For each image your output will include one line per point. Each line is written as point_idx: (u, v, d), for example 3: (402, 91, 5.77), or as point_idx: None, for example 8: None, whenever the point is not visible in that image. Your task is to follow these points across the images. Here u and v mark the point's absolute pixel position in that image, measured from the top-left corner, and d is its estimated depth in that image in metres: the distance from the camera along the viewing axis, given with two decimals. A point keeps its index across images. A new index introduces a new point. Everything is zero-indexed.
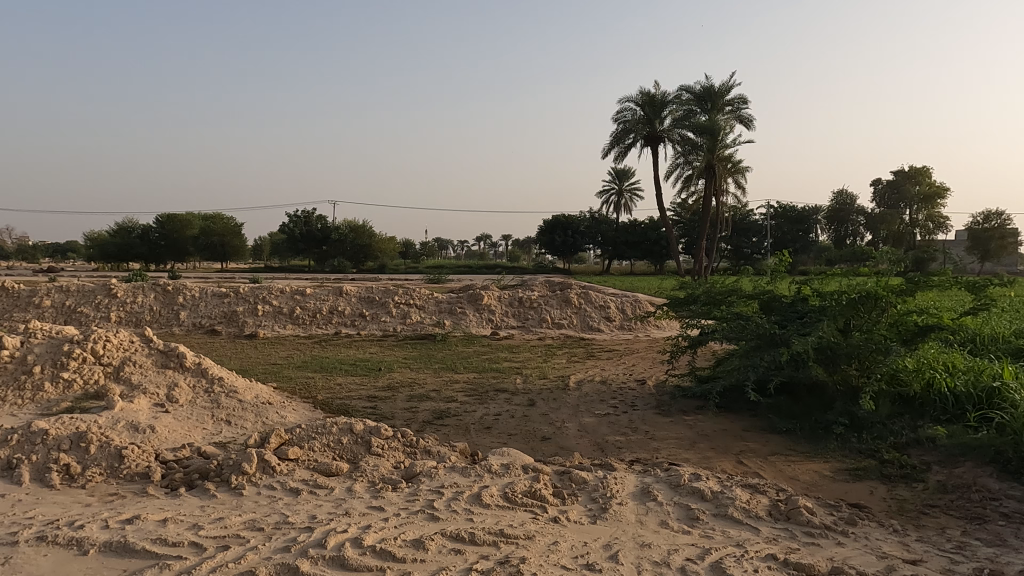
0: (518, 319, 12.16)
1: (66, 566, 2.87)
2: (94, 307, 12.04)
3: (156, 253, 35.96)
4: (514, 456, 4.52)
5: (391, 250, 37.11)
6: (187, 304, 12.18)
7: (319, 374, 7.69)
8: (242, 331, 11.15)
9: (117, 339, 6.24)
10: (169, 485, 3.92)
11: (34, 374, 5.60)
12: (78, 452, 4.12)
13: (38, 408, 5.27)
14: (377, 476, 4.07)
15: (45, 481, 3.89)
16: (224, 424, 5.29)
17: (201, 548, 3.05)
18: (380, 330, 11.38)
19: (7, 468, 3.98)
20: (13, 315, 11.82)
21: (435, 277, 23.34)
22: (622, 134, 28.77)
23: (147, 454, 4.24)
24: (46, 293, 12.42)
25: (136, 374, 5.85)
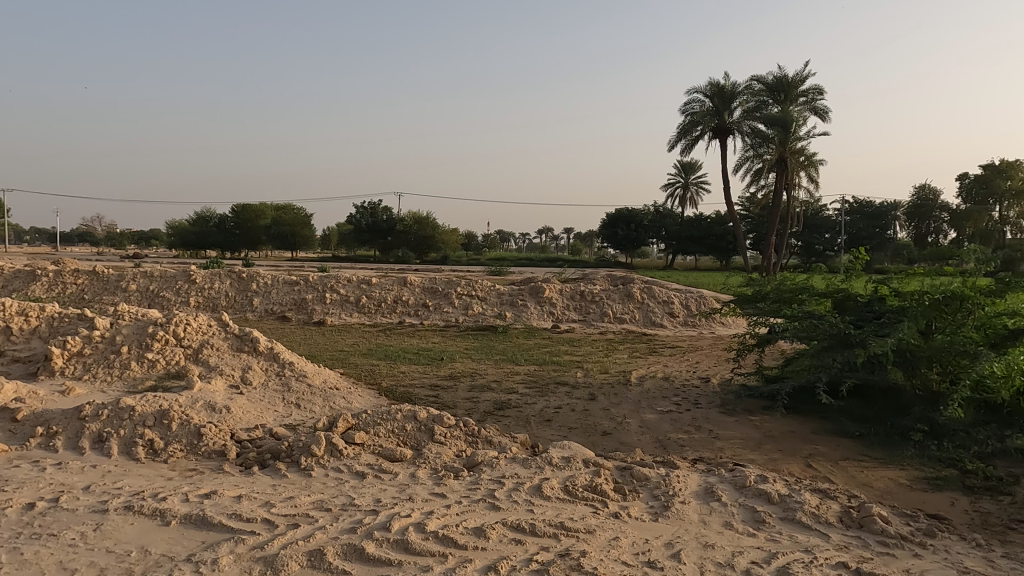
0: (579, 313, 12.11)
1: (150, 535, 3.05)
2: (175, 292, 12.66)
3: (231, 241, 37.47)
4: (575, 449, 4.51)
5: (455, 241, 37.35)
6: (260, 291, 12.66)
7: (384, 362, 7.85)
8: (311, 318, 11.52)
9: (197, 323, 6.55)
10: (244, 464, 4.11)
11: (122, 354, 5.95)
12: (161, 428, 4.36)
13: (125, 386, 5.59)
14: (440, 463, 4.14)
15: (132, 454, 4.13)
16: (294, 407, 5.48)
17: (273, 524, 3.18)
18: (443, 321, 11.53)
19: (98, 441, 4.25)
20: (103, 298, 12.56)
21: (499, 269, 23.40)
22: (689, 126, 28.19)
23: (224, 433, 4.44)
24: (132, 278, 13.13)
25: (213, 357, 6.14)
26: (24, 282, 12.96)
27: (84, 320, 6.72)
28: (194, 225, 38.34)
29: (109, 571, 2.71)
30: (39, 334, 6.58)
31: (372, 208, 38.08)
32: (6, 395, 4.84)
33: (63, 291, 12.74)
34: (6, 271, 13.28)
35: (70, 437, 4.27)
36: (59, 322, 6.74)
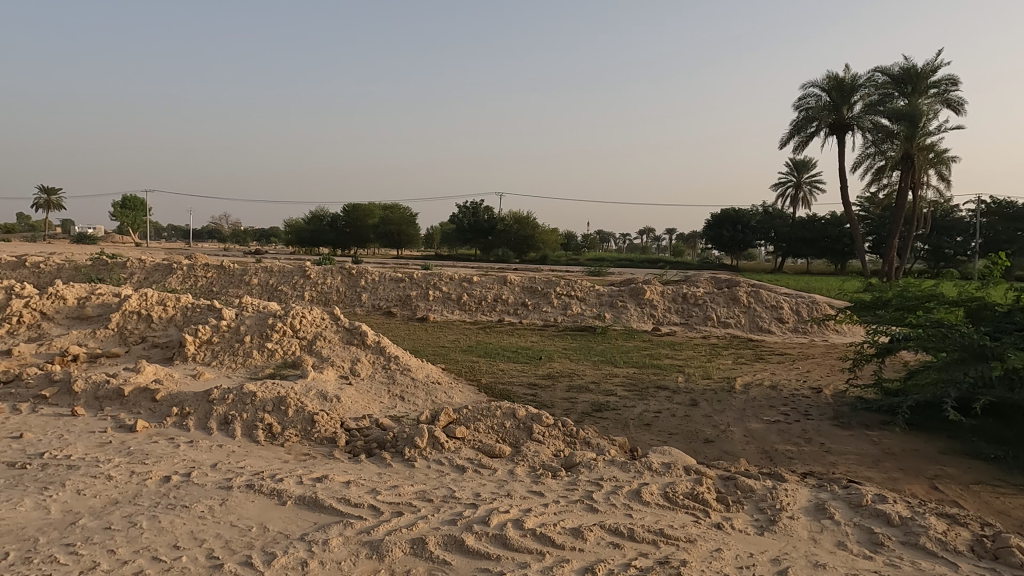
0: (681, 316, 11.80)
1: (269, 513, 3.27)
2: (292, 287, 13.47)
3: (342, 239, 39.35)
4: (676, 455, 4.40)
5: (555, 241, 37.35)
6: (368, 287, 13.23)
7: (484, 359, 8.00)
8: (415, 314, 11.92)
9: (311, 315, 6.94)
10: (353, 451, 4.31)
11: (245, 342, 6.41)
12: (279, 413, 4.66)
13: (247, 373, 6.01)
14: (538, 462, 4.17)
15: (253, 437, 4.44)
16: (398, 399, 5.69)
17: (379, 511, 3.32)
18: (541, 320, 11.59)
19: (224, 422, 4.60)
20: (229, 291, 13.56)
21: (599, 270, 23.17)
22: (803, 122, 26.76)
23: (335, 421, 4.68)
24: (254, 272, 14.08)
25: (326, 348, 6.49)
26: (162, 274, 14.22)
27: (213, 310, 7.29)
28: (309, 224, 40.66)
29: (233, 543, 2.93)
30: (175, 322, 7.20)
31: (474, 208, 38.86)
32: (148, 376, 5.34)
33: (195, 283, 13.86)
34: (148, 264, 14.62)
35: (200, 417, 4.65)
36: (191, 311, 7.35)
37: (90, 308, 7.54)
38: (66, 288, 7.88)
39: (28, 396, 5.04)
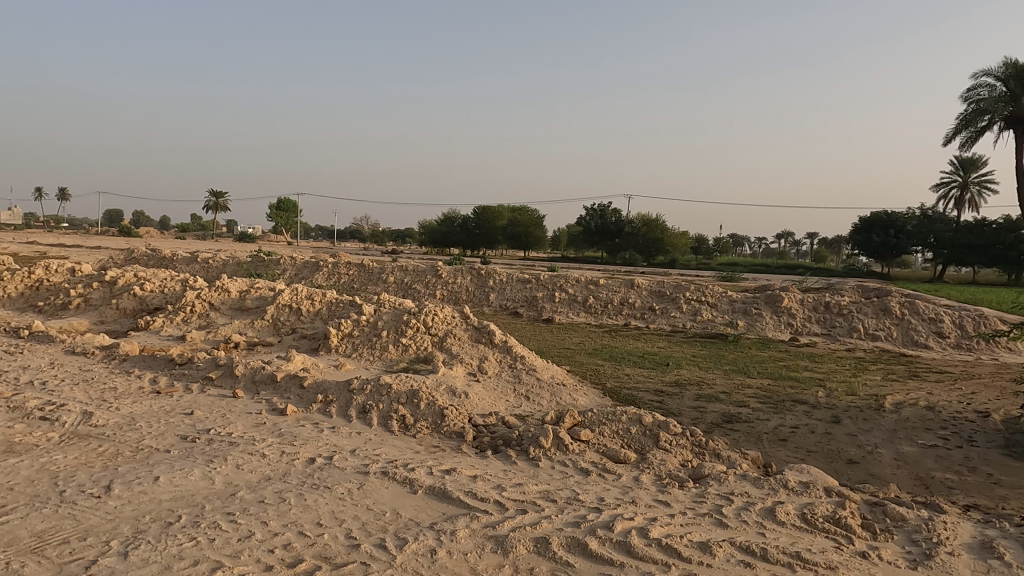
0: (822, 326, 11.04)
1: (401, 500, 3.43)
2: (424, 285, 14.06)
3: (472, 240, 40.50)
4: (815, 474, 4.12)
5: (685, 244, 36.12)
6: (496, 287, 13.54)
7: (609, 363, 7.91)
8: (541, 315, 12.03)
9: (443, 313, 7.20)
10: (479, 447, 4.43)
11: (382, 337, 6.78)
12: (412, 406, 4.89)
13: (383, 366, 6.36)
14: (664, 471, 4.06)
15: (388, 426, 4.69)
16: (524, 399, 5.77)
17: (504, 507, 3.38)
18: (669, 325, 11.29)
19: (362, 411, 4.89)
20: (368, 288, 14.41)
21: (731, 275, 22.18)
22: (972, 115, 24.05)
23: (463, 416, 4.83)
24: (391, 271, 14.84)
25: (455, 345, 6.72)
26: (310, 271, 15.37)
27: (354, 306, 7.78)
28: (441, 225, 42.21)
29: (368, 525, 3.11)
30: (320, 315, 7.76)
31: (602, 210, 38.62)
32: (297, 365, 5.80)
33: (338, 280, 14.86)
34: (298, 261, 15.86)
35: (342, 405, 4.98)
36: (335, 306, 7.89)
37: (249, 300, 8.32)
38: (230, 282, 8.74)
39: (199, 377, 5.64)
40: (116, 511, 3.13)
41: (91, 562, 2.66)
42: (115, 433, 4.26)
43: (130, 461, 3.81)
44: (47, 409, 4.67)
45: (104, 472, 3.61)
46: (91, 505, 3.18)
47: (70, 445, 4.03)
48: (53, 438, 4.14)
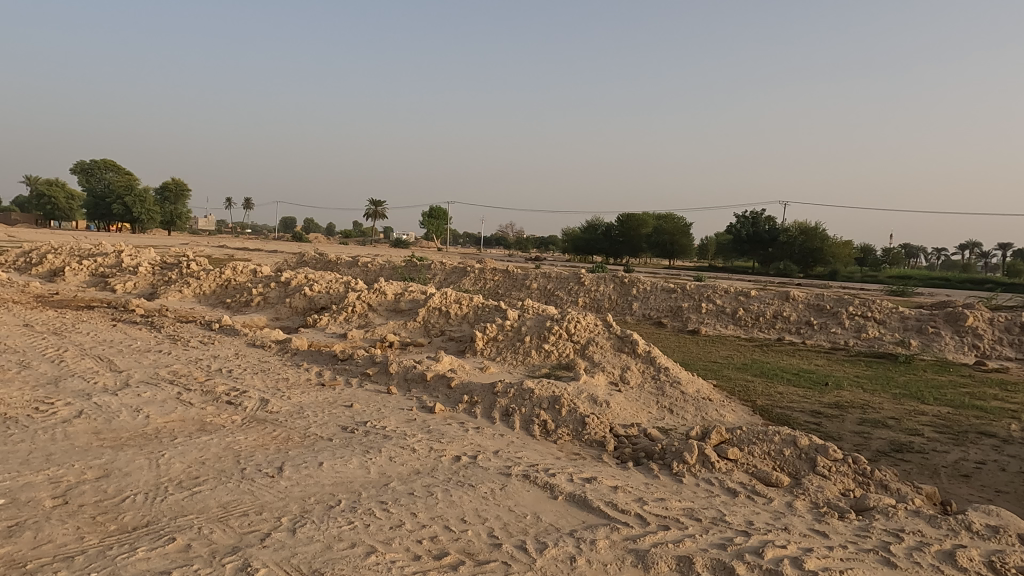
0: (1017, 350, 9.69)
1: (542, 504, 3.47)
2: (567, 292, 14.14)
3: (615, 248, 40.05)
4: (1005, 518, 3.63)
5: (848, 254, 33.28)
6: (639, 296, 13.31)
7: (759, 379, 7.47)
8: (685, 326, 11.66)
9: (585, 321, 7.20)
10: (620, 458, 4.37)
11: (525, 342, 6.91)
12: (553, 411, 4.93)
13: (526, 370, 6.47)
14: (822, 499, 3.77)
15: (530, 430, 4.76)
16: (667, 412, 5.61)
17: (645, 521, 3.31)
18: (829, 342, 10.47)
19: (505, 414, 5.01)
20: (512, 294, 14.75)
21: (903, 290, 20.11)
22: None
23: (605, 425, 4.79)
24: (534, 277, 15.08)
25: (597, 353, 6.68)
26: (458, 276, 16.02)
27: (499, 310, 7.99)
28: (585, 232, 42.30)
29: (510, 526, 3.18)
30: (467, 319, 8.06)
31: (754, 218, 36.74)
32: (445, 365, 6.07)
33: (484, 285, 15.36)
34: (447, 266, 16.60)
35: (486, 406, 5.13)
36: (481, 309, 8.16)
37: (403, 302, 8.84)
38: (387, 285, 9.33)
39: (357, 373, 6.08)
40: (286, 490, 3.45)
41: (265, 535, 2.95)
42: (286, 419, 4.71)
43: (299, 446, 4.18)
44: (232, 394, 5.26)
45: (277, 455, 4.00)
46: (266, 483, 3.53)
47: (250, 428, 4.51)
48: (236, 420, 4.65)
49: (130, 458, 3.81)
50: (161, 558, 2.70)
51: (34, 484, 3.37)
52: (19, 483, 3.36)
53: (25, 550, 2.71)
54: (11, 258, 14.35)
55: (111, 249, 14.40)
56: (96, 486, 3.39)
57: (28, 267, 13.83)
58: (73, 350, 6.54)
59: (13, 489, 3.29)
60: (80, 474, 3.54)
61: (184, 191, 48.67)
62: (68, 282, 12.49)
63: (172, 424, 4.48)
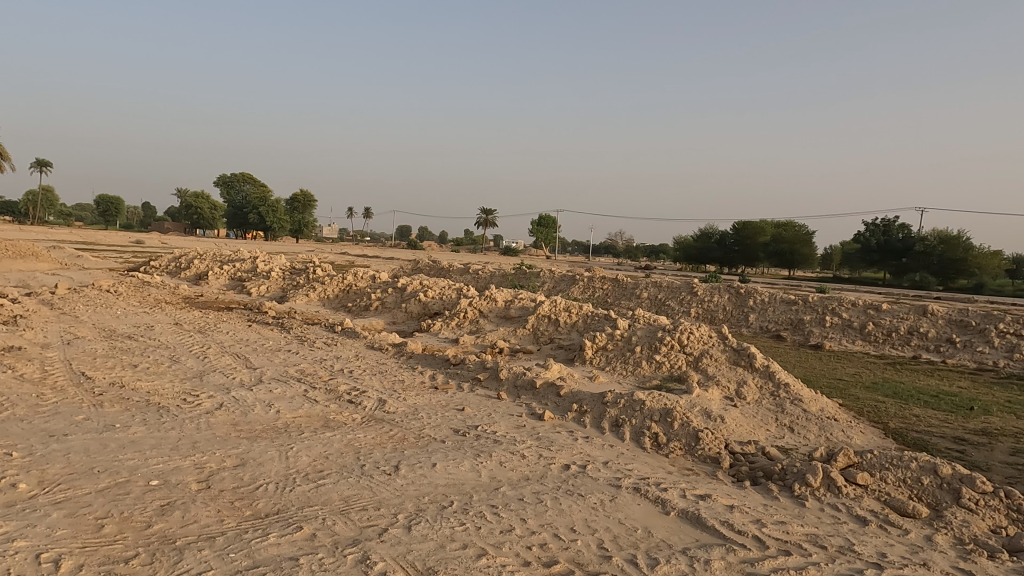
0: None
1: (653, 519, 3.39)
2: (679, 302, 13.75)
3: (729, 257, 38.39)
4: None
5: (997, 266, 29.98)
6: (756, 308, 12.71)
7: (892, 400, 6.90)
8: (807, 341, 11.00)
9: (699, 332, 6.97)
10: (737, 476, 4.19)
11: (636, 352, 6.79)
12: (665, 424, 4.80)
13: (636, 381, 6.36)
14: (967, 534, 3.42)
15: (641, 443, 4.67)
16: (787, 430, 5.32)
17: (764, 544, 3.15)
18: (974, 362, 9.51)
19: (615, 424, 4.94)
20: (622, 303, 14.55)
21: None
22: None
23: (720, 441, 4.61)
24: (644, 286, 14.80)
25: (711, 366, 6.45)
26: (567, 284, 16.02)
27: (609, 320, 7.91)
28: (698, 241, 41.07)
29: (620, 539, 3.13)
30: (577, 327, 8.04)
31: (887, 227, 34.13)
32: (555, 373, 6.09)
33: (593, 293, 15.26)
34: (556, 274, 16.65)
35: (595, 416, 5.09)
36: (590, 318, 8.11)
37: (513, 309, 8.96)
38: (497, 292, 9.49)
39: (469, 377, 6.23)
40: (402, 488, 3.59)
41: (383, 530, 3.08)
42: (402, 420, 4.90)
43: (414, 446, 4.34)
44: (353, 393, 5.55)
45: (393, 453, 4.16)
46: (384, 480, 3.69)
47: (369, 426, 4.73)
48: (356, 419, 4.90)
49: (263, 449, 4.11)
50: (291, 545, 2.89)
51: (182, 468, 3.71)
52: (170, 466, 3.72)
53: (174, 528, 2.99)
54: (165, 263, 15.95)
55: (248, 255, 15.63)
56: (234, 473, 3.68)
57: (178, 271, 15.29)
58: (214, 347, 7.15)
59: (165, 472, 3.64)
60: (220, 461, 3.86)
61: (310, 200, 51.78)
62: (212, 285, 13.69)
63: (299, 419, 4.80)
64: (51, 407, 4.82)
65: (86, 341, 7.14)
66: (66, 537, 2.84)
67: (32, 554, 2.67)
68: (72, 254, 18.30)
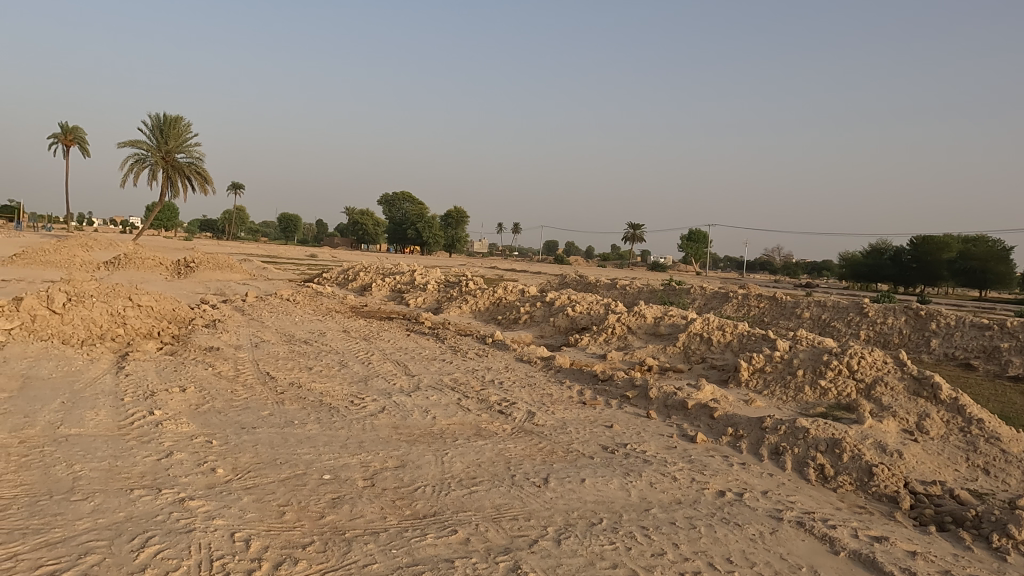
0: None
1: (820, 558, 3.14)
2: (846, 323, 12.67)
3: (905, 275, 34.87)
4: None
5: None
6: (940, 333, 11.39)
7: None
8: (1005, 372, 9.65)
9: (872, 357, 6.37)
10: (918, 519, 3.77)
11: (797, 377, 6.35)
12: (832, 456, 4.43)
13: (798, 407, 5.93)
14: None
15: (804, 474, 4.35)
16: (981, 473, 4.69)
17: None
18: None
19: (775, 453, 4.65)
20: (780, 323, 13.69)
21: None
22: None
23: (898, 479, 4.17)
24: (807, 306, 13.83)
25: (886, 396, 5.85)
26: (720, 302, 15.37)
27: (767, 340, 7.47)
28: (869, 258, 37.77)
29: None
30: (731, 347, 7.67)
31: None
32: (707, 395, 5.85)
33: (748, 312, 14.51)
34: (708, 291, 16.04)
35: (752, 442, 4.82)
36: (747, 338, 7.70)
37: (663, 326, 8.74)
38: (647, 308, 9.31)
39: (617, 394, 6.15)
40: (551, 502, 3.62)
41: (534, 541, 3.12)
42: (551, 433, 4.95)
43: (563, 460, 4.36)
44: (503, 404, 5.69)
45: (542, 466, 4.22)
46: (534, 492, 3.74)
47: (519, 437, 4.83)
48: (507, 429, 5.02)
49: (421, 453, 4.34)
50: (447, 547, 3.01)
51: (350, 465, 4.02)
52: (340, 463, 4.04)
53: (344, 521, 3.23)
54: (335, 275, 17.42)
55: (407, 268, 16.64)
56: (395, 473, 3.92)
57: (346, 283, 16.61)
58: (377, 354, 7.69)
59: (336, 467, 3.96)
60: (383, 461, 4.13)
61: (463, 216, 54.00)
62: (375, 295, 14.74)
63: (453, 426, 5.01)
64: (242, 401, 5.43)
65: (270, 344, 7.97)
66: (255, 519, 3.18)
67: (227, 532, 3.01)
68: (260, 267, 20.58)
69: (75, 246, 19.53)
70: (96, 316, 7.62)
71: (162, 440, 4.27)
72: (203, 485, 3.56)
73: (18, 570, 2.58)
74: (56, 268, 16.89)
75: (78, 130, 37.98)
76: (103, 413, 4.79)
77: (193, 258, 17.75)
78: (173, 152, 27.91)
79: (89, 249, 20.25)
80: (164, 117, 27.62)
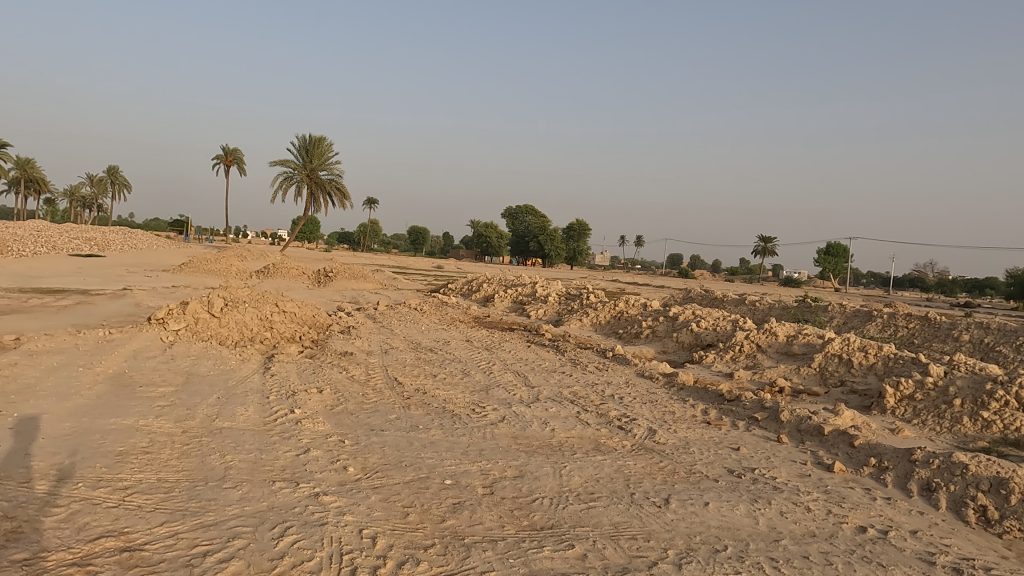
0: None
1: None
2: (1014, 347, 11.28)
3: None
4: None
5: None
6: None
7: None
8: None
9: None
10: None
11: (954, 407, 5.73)
12: (996, 497, 3.94)
13: (954, 440, 5.35)
14: None
15: (961, 515, 3.91)
16: None
17: None
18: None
19: (927, 489, 4.22)
20: (932, 345, 12.44)
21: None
22: None
23: None
24: (966, 328, 12.48)
25: None
26: (861, 321, 14.25)
27: (918, 364, 6.81)
28: None
29: None
30: (875, 369, 7.07)
31: None
32: (847, 421, 5.42)
33: (894, 333, 13.32)
34: (849, 309, 14.92)
35: (899, 476, 4.41)
36: (893, 361, 7.07)
37: (796, 345, 8.22)
38: (779, 326, 8.81)
39: (744, 416, 5.85)
40: (672, 523, 3.50)
41: (653, 563, 3.03)
42: (672, 452, 4.80)
43: (685, 481, 4.21)
44: (623, 420, 5.60)
45: (663, 486, 4.09)
46: (654, 512, 3.63)
47: (639, 454, 4.72)
48: (627, 445, 4.92)
49: (539, 464, 4.36)
50: (563, 561, 3.00)
51: (471, 472, 4.11)
52: (461, 469, 4.15)
53: (464, 526, 3.31)
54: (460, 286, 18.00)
55: (529, 280, 16.89)
56: (513, 483, 3.96)
57: (470, 294, 17.10)
58: (498, 364, 7.83)
59: (457, 474, 4.06)
60: (502, 470, 4.19)
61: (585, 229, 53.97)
62: (497, 306, 15.08)
63: (572, 440, 4.98)
64: (372, 404, 5.73)
65: (398, 351, 8.37)
66: (381, 518, 3.33)
67: (356, 528, 3.18)
68: (392, 276, 21.73)
69: (232, 256, 21.61)
70: (248, 321, 8.36)
71: (300, 436, 4.59)
72: (335, 482, 3.78)
73: (178, 547, 2.86)
74: (217, 276, 18.78)
75: (237, 151, 41.95)
76: (251, 409, 5.23)
77: (332, 268, 19.07)
78: (317, 170, 30.14)
79: (244, 258, 22.27)
80: (310, 138, 29.93)
